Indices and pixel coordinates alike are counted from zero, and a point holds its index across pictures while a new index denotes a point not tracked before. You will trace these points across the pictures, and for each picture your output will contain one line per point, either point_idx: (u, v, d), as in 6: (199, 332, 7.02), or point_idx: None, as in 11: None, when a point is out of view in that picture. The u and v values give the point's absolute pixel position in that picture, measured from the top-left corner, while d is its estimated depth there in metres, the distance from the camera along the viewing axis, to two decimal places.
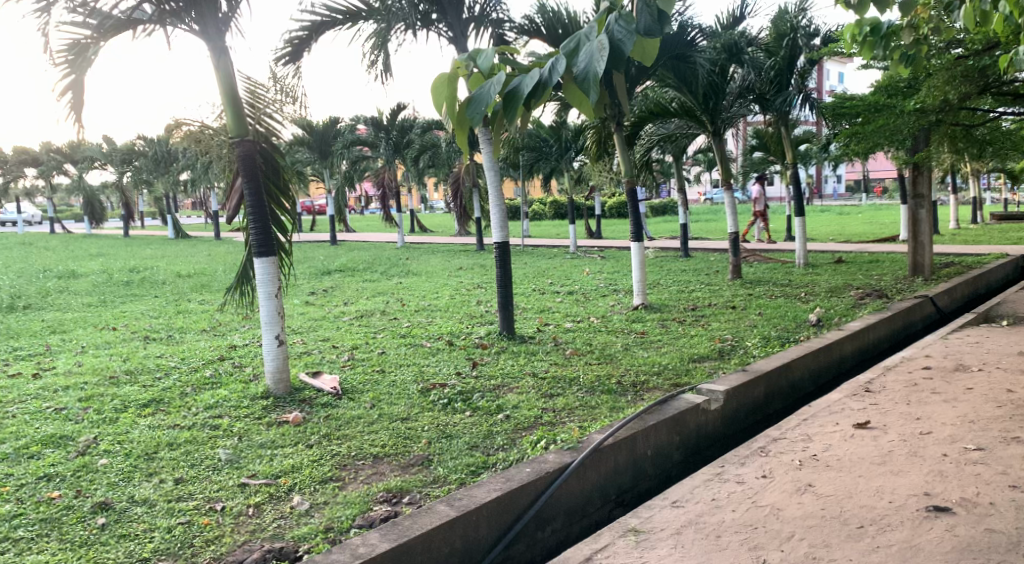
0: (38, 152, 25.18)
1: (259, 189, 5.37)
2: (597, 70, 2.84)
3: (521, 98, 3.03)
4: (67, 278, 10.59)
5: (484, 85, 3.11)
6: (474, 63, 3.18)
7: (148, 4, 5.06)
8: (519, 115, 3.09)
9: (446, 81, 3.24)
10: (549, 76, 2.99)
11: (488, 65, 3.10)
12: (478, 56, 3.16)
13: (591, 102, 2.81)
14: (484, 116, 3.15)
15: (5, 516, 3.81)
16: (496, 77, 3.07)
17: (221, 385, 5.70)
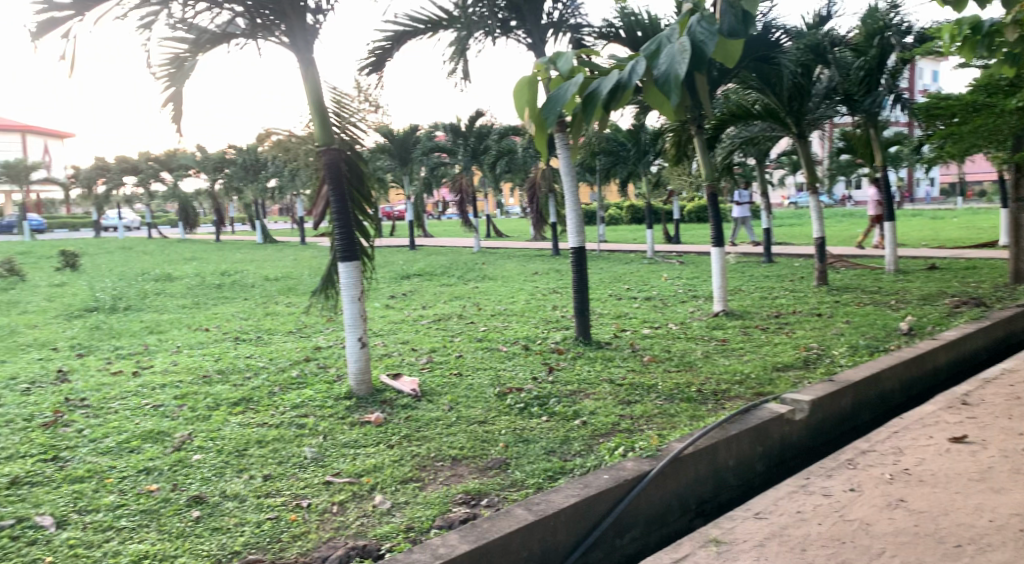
0: (137, 161, 26.49)
1: (343, 195, 5.53)
2: (678, 71, 2.82)
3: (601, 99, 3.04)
4: (165, 280, 11.14)
5: (563, 86, 3.11)
6: (553, 66, 3.17)
7: (241, 18, 5.27)
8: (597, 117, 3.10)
9: (527, 85, 3.26)
10: (629, 77, 2.98)
11: (567, 67, 3.11)
12: (558, 59, 3.17)
13: (672, 105, 2.79)
14: (562, 117, 3.14)
15: (109, 506, 4.03)
16: (575, 78, 3.08)
17: (306, 385, 5.89)
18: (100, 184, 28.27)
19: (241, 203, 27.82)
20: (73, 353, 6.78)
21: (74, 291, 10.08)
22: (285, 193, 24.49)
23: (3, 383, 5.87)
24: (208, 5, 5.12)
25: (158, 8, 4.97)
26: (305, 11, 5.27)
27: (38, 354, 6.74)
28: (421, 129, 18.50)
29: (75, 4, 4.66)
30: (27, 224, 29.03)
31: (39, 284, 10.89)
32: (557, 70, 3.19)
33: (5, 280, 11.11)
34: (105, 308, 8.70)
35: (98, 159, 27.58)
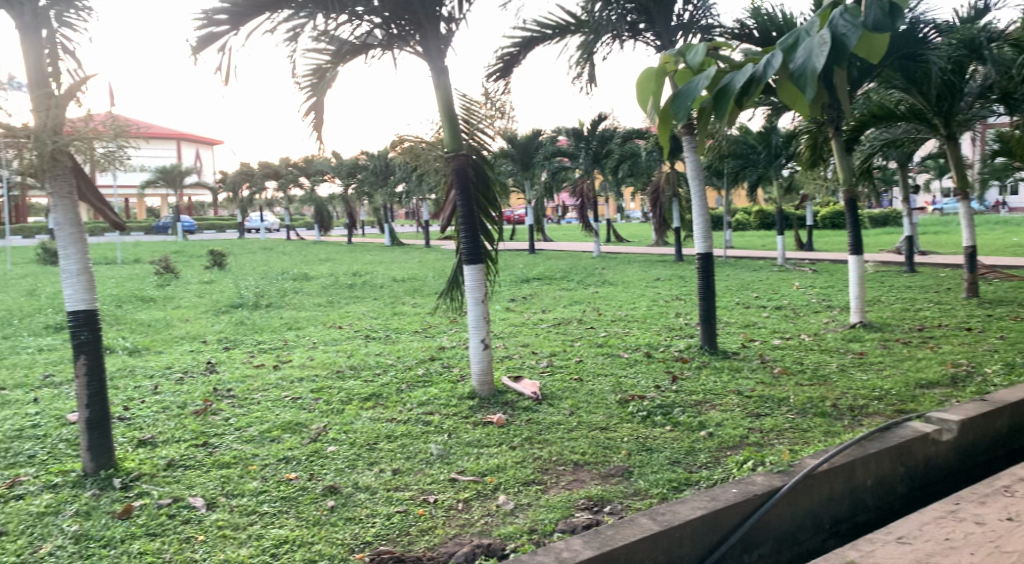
0: (279, 166, 28.17)
1: (468, 199, 5.63)
2: (816, 64, 2.72)
3: (733, 94, 2.97)
4: (302, 279, 11.74)
5: (693, 79, 3.06)
6: (683, 59, 3.13)
7: (378, 29, 5.47)
8: (729, 112, 3.03)
9: (655, 77, 3.22)
10: (765, 71, 2.90)
11: (698, 59, 3.05)
12: (688, 51, 3.13)
13: (809, 99, 2.70)
14: (690, 111, 3.08)
15: (253, 491, 4.29)
16: (707, 72, 3.03)
17: (431, 384, 6.05)
18: (244, 188, 30.20)
19: (371, 206, 28.92)
20: (220, 346, 7.26)
21: (222, 288, 10.81)
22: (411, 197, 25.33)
23: (160, 372, 6.38)
24: (350, 17, 5.36)
25: (303, 21, 5.25)
26: (438, 20, 5.43)
27: (190, 346, 7.27)
28: (544, 133, 18.66)
29: (231, 19, 4.99)
30: (180, 224, 31.36)
31: (192, 281, 11.75)
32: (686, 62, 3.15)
33: (163, 277, 12.04)
34: (249, 304, 9.28)
35: (244, 165, 29.44)
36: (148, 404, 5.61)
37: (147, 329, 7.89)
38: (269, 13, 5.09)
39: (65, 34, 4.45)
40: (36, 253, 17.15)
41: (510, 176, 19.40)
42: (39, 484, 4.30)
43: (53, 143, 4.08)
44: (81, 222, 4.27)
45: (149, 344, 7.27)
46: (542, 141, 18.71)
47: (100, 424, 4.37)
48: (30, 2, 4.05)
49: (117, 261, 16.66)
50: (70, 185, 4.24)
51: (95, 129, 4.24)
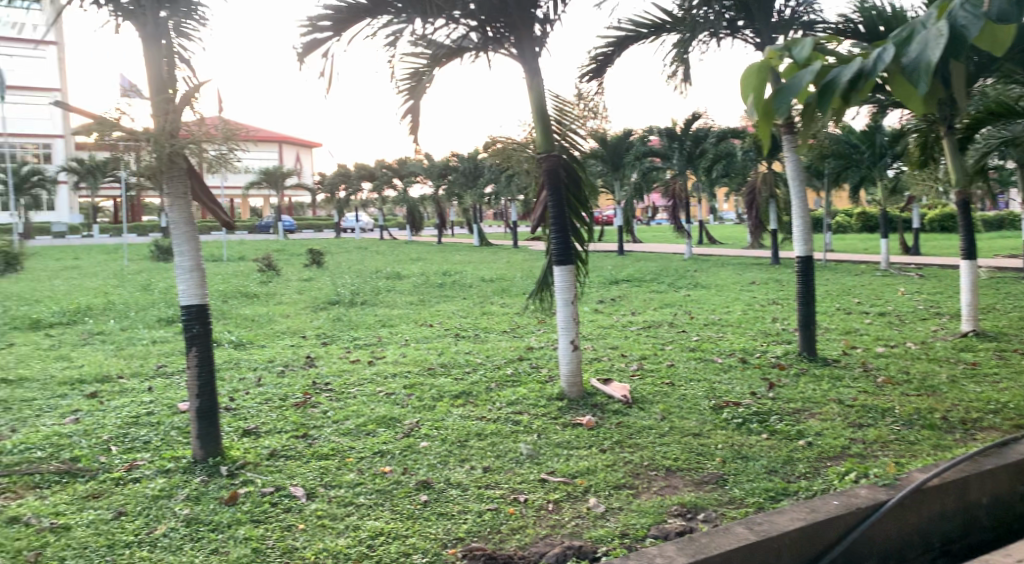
0: (373, 168, 28.96)
1: (559, 200, 5.60)
2: (931, 57, 2.60)
3: (839, 88, 2.85)
4: (395, 278, 12.01)
5: (797, 74, 2.95)
6: (789, 54, 3.03)
7: (474, 32, 5.54)
8: (833, 108, 2.93)
9: (758, 72, 3.12)
10: (874, 65, 2.78)
11: (804, 54, 2.95)
12: (795, 46, 3.02)
13: (922, 94, 2.58)
14: (794, 107, 2.98)
15: (350, 483, 4.42)
16: (813, 66, 2.93)
17: (520, 384, 6.08)
18: (341, 189, 31.18)
19: (461, 206, 29.31)
20: (318, 341, 7.51)
21: (320, 285, 11.18)
22: (500, 198, 25.53)
23: (263, 365, 6.65)
24: (447, 21, 5.44)
25: (402, 26, 5.36)
26: (534, 22, 5.45)
27: (290, 341, 7.54)
28: (635, 133, 18.46)
29: (335, 25, 5.15)
30: (280, 223, 32.63)
31: (291, 278, 12.19)
32: (793, 57, 3.04)
33: (265, 274, 12.56)
34: (345, 302, 9.56)
35: (340, 167, 30.36)
36: (252, 395, 5.87)
37: (251, 324, 8.24)
38: (369, 18, 5.23)
39: (181, 44, 4.70)
40: (150, 250, 18.19)
41: (600, 177, 19.29)
42: (154, 468, 4.56)
43: (171, 147, 4.31)
44: (193, 221, 4.49)
45: (253, 338, 7.59)
46: (632, 141, 18.54)
47: (208, 414, 4.58)
48: (152, 14, 4.29)
49: (223, 258, 17.47)
50: (184, 187, 4.46)
51: (208, 132, 4.46)
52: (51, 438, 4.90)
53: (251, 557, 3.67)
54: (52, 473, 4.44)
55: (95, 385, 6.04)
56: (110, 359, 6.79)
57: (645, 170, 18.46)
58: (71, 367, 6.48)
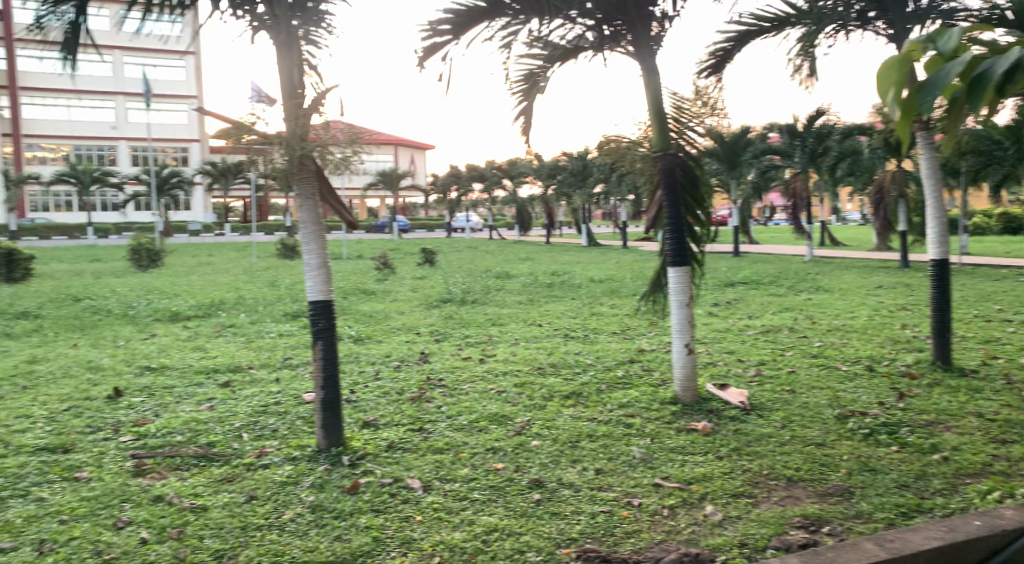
0: (484, 169, 29.42)
1: (676, 201, 5.46)
2: None
3: (993, 82, 2.66)
4: (505, 277, 12.16)
5: (943, 67, 2.76)
6: (932, 46, 2.83)
7: (590, 32, 5.52)
8: (986, 103, 2.72)
9: (897, 66, 2.93)
10: None
11: (951, 45, 2.76)
12: (939, 37, 2.83)
13: None
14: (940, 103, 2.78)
15: (464, 478, 4.50)
16: (962, 58, 2.72)
17: (632, 386, 6.01)
18: (454, 190, 31.89)
19: (569, 207, 29.29)
20: (432, 338, 7.69)
21: (434, 283, 11.44)
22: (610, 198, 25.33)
23: (381, 360, 6.87)
24: (563, 21, 5.44)
25: (518, 27, 5.40)
26: (651, 20, 5.37)
27: (405, 337, 7.76)
28: (753, 131, 17.86)
29: (454, 29, 5.24)
30: (393, 223, 33.63)
31: (406, 276, 12.55)
32: (936, 49, 2.85)
33: (381, 272, 12.97)
34: (456, 300, 9.75)
35: (452, 168, 31.04)
36: (370, 388, 6.07)
37: (369, 320, 8.54)
38: (487, 21, 5.29)
39: (310, 51, 4.91)
40: (276, 248, 19.17)
41: (715, 176, 18.78)
42: (281, 455, 4.79)
43: (302, 150, 4.52)
44: (320, 220, 4.66)
45: (371, 334, 7.86)
46: (750, 138, 17.97)
47: (332, 404, 4.76)
48: (285, 23, 4.50)
49: (342, 257, 18.16)
50: (312, 188, 4.67)
51: (334, 136, 4.65)
52: (189, 423, 5.24)
53: (372, 546, 3.79)
54: (191, 456, 4.74)
55: (228, 374, 6.41)
56: (241, 350, 7.20)
57: (762, 168, 17.87)
58: (206, 357, 6.91)
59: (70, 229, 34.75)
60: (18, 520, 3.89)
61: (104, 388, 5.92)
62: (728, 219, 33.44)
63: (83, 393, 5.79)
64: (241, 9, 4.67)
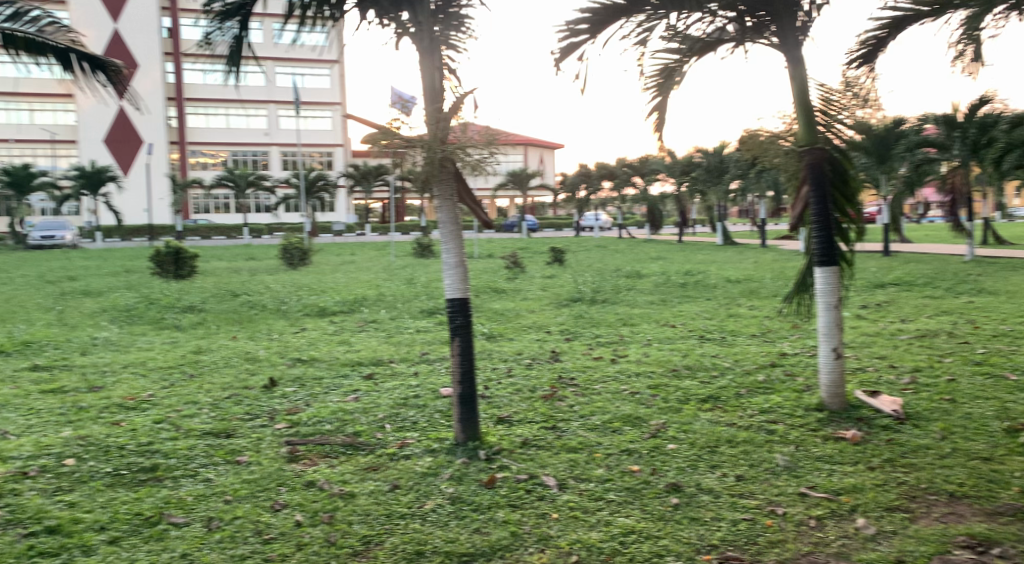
0: (613, 167, 29.18)
1: (824, 197, 5.20)
2: None
3: None
4: (636, 277, 12.00)
5: None
6: None
7: (731, 24, 5.37)
8: None
9: None
10: None
11: None
12: None
13: None
14: None
15: (599, 478, 4.48)
16: None
17: (773, 391, 5.79)
18: (583, 189, 31.88)
19: (701, 204, 28.56)
20: (563, 337, 7.71)
21: (564, 282, 11.47)
22: (746, 195, 24.43)
23: (513, 357, 6.97)
24: (703, 15, 5.31)
25: (655, 23, 5.32)
26: (798, 9, 5.15)
27: (537, 335, 7.83)
28: (907, 122, 16.65)
29: (591, 28, 5.22)
30: (522, 223, 34.00)
31: (535, 275, 12.66)
32: None
33: (512, 271, 13.16)
34: (587, 299, 9.72)
35: (582, 167, 31.00)
36: (504, 385, 6.17)
37: (500, 318, 8.68)
38: (625, 19, 5.23)
39: (450, 55, 5.02)
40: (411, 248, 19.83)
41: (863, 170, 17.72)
42: (422, 447, 4.95)
43: (442, 152, 4.64)
44: (460, 220, 4.76)
45: (503, 331, 7.99)
46: (903, 130, 16.85)
47: (469, 399, 4.86)
48: (428, 29, 4.62)
49: (473, 256, 18.55)
50: (453, 189, 4.78)
51: (472, 137, 4.73)
52: (337, 413, 5.52)
53: (510, 540, 3.84)
54: (339, 444, 4.98)
55: (370, 368, 6.71)
56: (382, 345, 7.51)
57: (916, 162, 16.73)
58: (350, 351, 7.25)
59: (229, 231, 37.28)
60: (190, 498, 4.23)
61: (260, 378, 6.34)
62: (875, 216, 31.60)
63: (242, 382, 6.22)
64: (386, 17, 4.85)
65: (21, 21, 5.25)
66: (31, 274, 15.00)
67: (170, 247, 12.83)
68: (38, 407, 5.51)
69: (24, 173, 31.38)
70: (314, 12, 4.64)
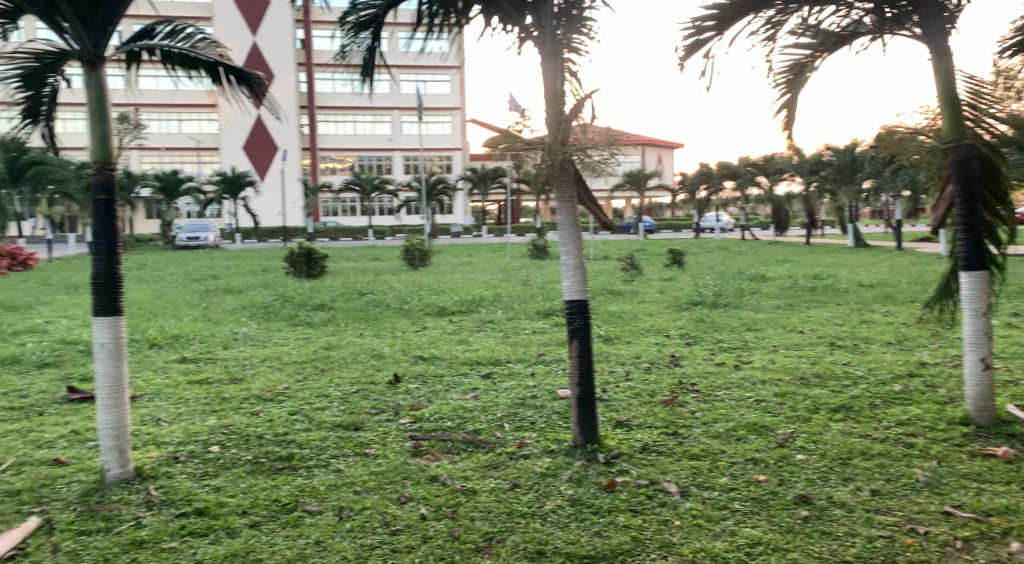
0: (736, 167, 28.37)
1: (972, 197, 4.82)
2: None
3: None
4: (761, 280, 11.62)
5: None
6: None
7: (869, 16, 5.11)
8: None
9: None
10: None
11: None
12: None
13: None
14: None
15: (723, 487, 4.36)
16: None
17: (912, 403, 5.45)
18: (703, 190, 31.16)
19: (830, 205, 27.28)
20: (683, 341, 7.56)
21: (683, 285, 11.25)
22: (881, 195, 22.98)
23: (631, 361, 6.90)
24: (838, 8, 5.08)
25: (786, 17, 5.12)
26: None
27: (656, 339, 7.72)
28: None
29: (718, 24, 5.09)
30: (639, 224, 33.59)
31: (653, 277, 12.50)
32: None
33: (629, 273, 13.04)
34: (708, 303, 9.49)
35: (702, 166, 30.25)
36: (622, 389, 6.12)
37: (618, 320, 8.62)
38: (753, 14, 5.06)
39: (572, 58, 5.01)
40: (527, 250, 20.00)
41: None
42: (540, 447, 4.98)
43: (562, 154, 4.63)
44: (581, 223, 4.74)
45: (621, 334, 7.93)
46: None
47: (587, 402, 4.83)
48: (551, 32, 4.62)
49: (589, 257, 18.52)
50: (573, 191, 4.76)
51: (594, 139, 4.70)
52: (457, 410, 5.64)
53: (631, 545, 3.81)
54: (460, 441, 5.09)
55: (489, 367, 6.82)
56: (500, 345, 7.61)
57: None
58: (470, 350, 7.40)
59: (354, 231, 38.80)
60: (322, 487, 4.43)
61: (385, 374, 6.57)
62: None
63: (369, 377, 6.48)
64: (510, 22, 4.89)
65: (176, 38, 5.14)
66: (179, 272, 16.19)
67: (303, 247, 13.51)
68: (186, 397, 5.94)
69: (172, 178, 33.96)
70: (441, 20, 4.68)
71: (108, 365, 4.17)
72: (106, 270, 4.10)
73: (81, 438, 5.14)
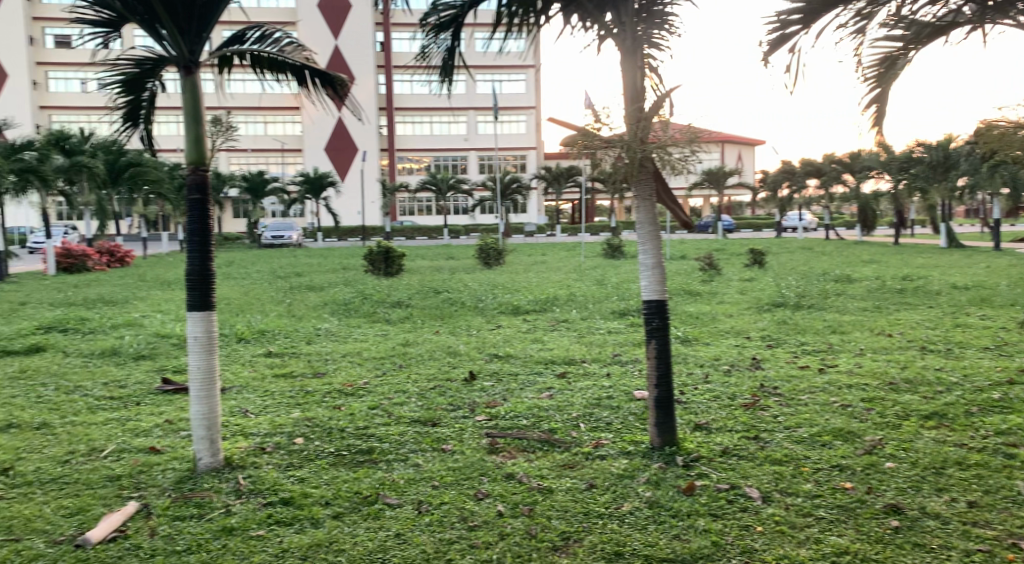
0: (822, 163, 27.78)
1: None
2: None
3: None
4: (846, 281, 11.24)
5: None
6: None
7: (968, 5, 4.87)
8: None
9: None
10: None
11: None
12: None
13: None
14: None
15: (807, 493, 4.23)
16: None
17: (1012, 411, 5.18)
18: (785, 188, 30.47)
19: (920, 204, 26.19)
20: (764, 343, 7.38)
21: (764, 285, 10.99)
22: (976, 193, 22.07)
23: (709, 363, 6.77)
24: None
25: (877, 8, 4.93)
26: None
27: (735, 340, 7.56)
28: None
29: (804, 18, 4.94)
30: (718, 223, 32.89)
31: (733, 278, 12.25)
32: None
33: (708, 273, 12.81)
34: (791, 304, 9.23)
35: (784, 163, 29.54)
36: (701, 391, 6.01)
37: (696, 321, 8.48)
38: (841, 7, 4.89)
39: (652, 54, 4.95)
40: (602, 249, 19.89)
41: None
42: (617, 448, 4.94)
43: (641, 152, 4.57)
44: (659, 222, 4.66)
45: (699, 335, 7.80)
46: None
47: (666, 404, 4.76)
48: (631, 28, 4.56)
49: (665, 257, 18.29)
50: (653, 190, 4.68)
51: (674, 137, 4.62)
52: (533, 409, 5.65)
53: (712, 550, 3.74)
54: (536, 440, 5.09)
55: (564, 366, 6.81)
56: (575, 345, 7.58)
57: None
58: (545, 349, 7.40)
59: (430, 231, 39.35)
60: (402, 480, 4.51)
61: (461, 371, 6.64)
62: None
63: (445, 374, 6.56)
64: (589, 20, 4.86)
65: (265, 43, 5.30)
66: (264, 269, 16.75)
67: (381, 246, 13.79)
68: (272, 390, 6.14)
69: (260, 178, 34.96)
70: (520, 19, 4.67)
71: (200, 358, 4.33)
72: (199, 266, 4.27)
73: (174, 427, 5.37)
